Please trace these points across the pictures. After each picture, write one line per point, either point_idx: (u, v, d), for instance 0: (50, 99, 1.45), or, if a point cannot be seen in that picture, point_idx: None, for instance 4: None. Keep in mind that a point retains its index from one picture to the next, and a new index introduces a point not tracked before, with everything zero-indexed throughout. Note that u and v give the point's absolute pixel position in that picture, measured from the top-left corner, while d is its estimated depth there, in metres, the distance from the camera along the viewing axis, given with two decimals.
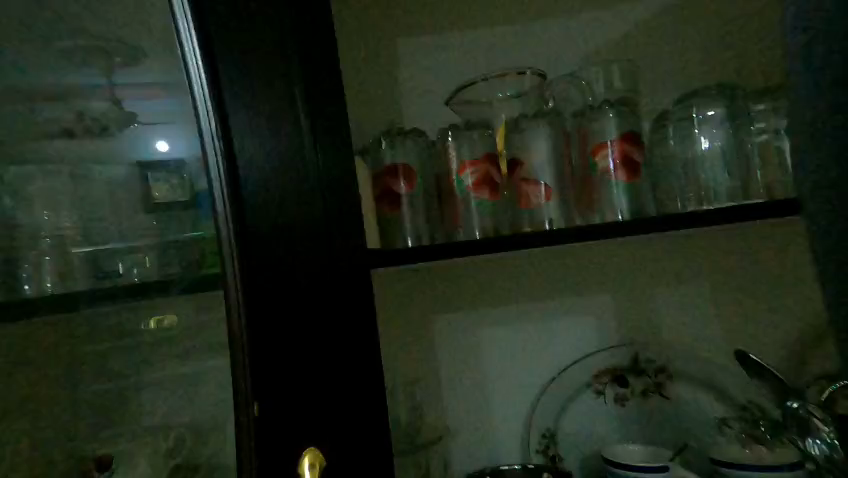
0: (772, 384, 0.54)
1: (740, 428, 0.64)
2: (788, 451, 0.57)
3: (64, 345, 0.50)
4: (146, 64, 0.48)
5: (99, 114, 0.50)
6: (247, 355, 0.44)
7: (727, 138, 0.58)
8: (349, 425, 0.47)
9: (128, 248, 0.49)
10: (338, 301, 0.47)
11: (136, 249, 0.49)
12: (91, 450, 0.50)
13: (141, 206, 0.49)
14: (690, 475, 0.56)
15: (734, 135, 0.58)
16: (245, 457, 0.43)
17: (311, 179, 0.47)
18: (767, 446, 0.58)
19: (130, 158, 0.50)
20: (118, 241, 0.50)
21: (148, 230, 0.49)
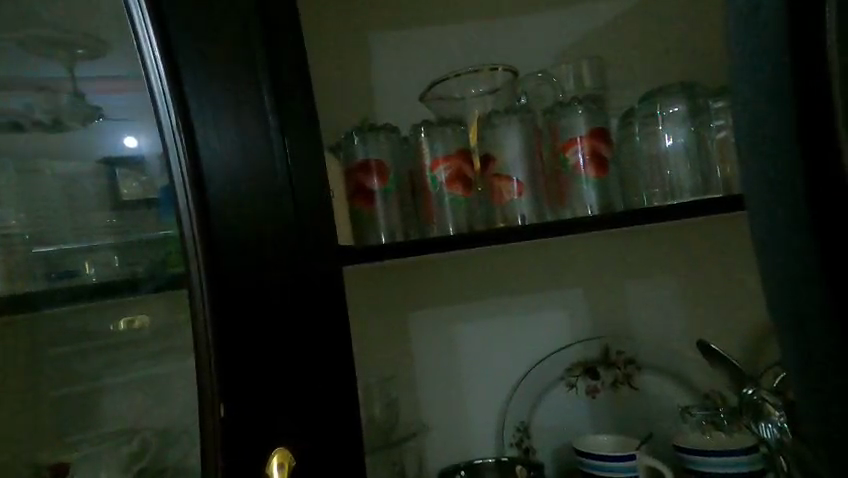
0: (731, 372, 0.56)
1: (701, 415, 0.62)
2: (745, 436, 0.59)
3: (23, 347, 0.48)
4: (108, 57, 0.47)
5: (57, 108, 0.48)
6: (213, 353, 0.44)
7: (690, 135, 0.60)
8: (320, 426, 0.46)
9: (90, 248, 0.48)
10: (308, 299, 0.46)
11: (98, 248, 0.48)
12: (51, 455, 0.48)
13: (105, 204, 0.48)
14: (656, 462, 0.58)
15: (695, 132, 0.60)
16: (212, 455, 0.44)
17: (280, 176, 0.46)
18: (726, 432, 0.60)
19: (92, 154, 0.48)
20: (79, 240, 0.48)
21: (111, 229, 0.48)
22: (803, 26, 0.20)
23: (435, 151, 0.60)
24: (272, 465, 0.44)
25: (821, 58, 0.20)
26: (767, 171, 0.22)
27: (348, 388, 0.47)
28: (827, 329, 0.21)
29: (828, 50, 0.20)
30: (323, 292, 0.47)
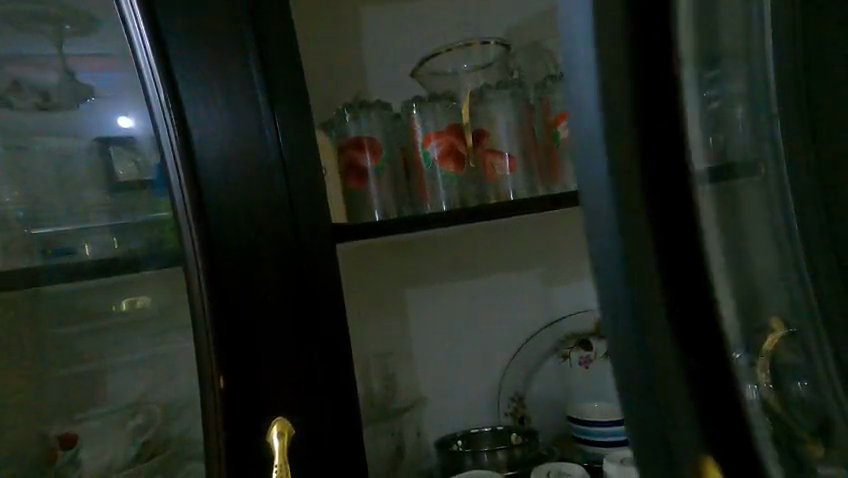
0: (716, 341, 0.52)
1: None
2: None
3: (25, 323, 0.49)
4: (99, 34, 0.46)
5: (51, 87, 0.48)
6: (210, 329, 0.45)
7: None
8: (317, 399, 0.47)
9: (93, 230, 0.48)
10: (303, 274, 0.47)
11: (100, 230, 0.48)
12: (58, 428, 0.49)
13: (104, 184, 0.48)
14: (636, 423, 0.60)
15: None
16: (213, 426, 0.45)
17: (272, 153, 0.47)
18: None
19: (88, 135, 0.48)
20: (81, 222, 0.48)
21: (113, 210, 0.48)
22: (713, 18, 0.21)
23: (426, 127, 0.60)
24: (272, 433, 0.45)
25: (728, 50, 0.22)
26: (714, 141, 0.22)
27: (345, 368, 0.48)
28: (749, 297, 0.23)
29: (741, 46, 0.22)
30: (319, 273, 0.48)
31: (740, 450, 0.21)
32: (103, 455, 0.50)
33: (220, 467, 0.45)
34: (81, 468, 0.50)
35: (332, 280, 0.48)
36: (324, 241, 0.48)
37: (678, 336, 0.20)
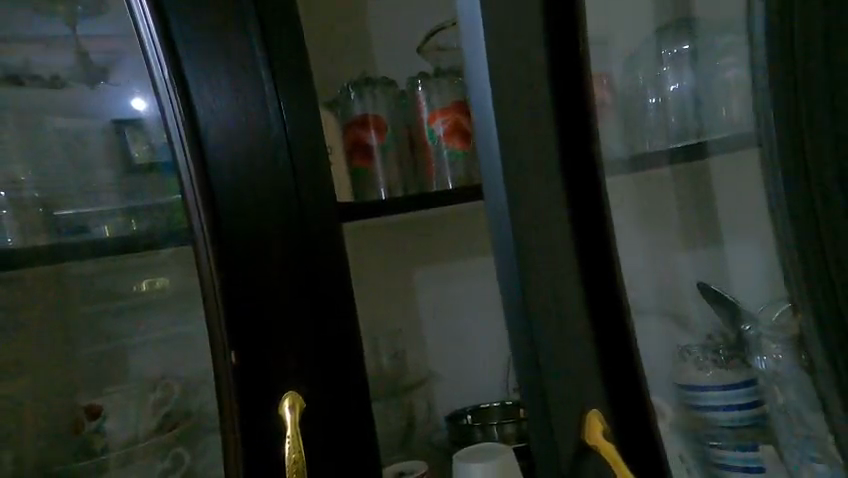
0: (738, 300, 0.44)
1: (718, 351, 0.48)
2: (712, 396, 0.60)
3: (45, 299, 0.51)
4: (113, 15, 0.47)
5: (65, 68, 0.49)
6: (221, 306, 0.46)
7: None
8: (327, 372, 0.48)
9: (113, 212, 0.50)
10: (310, 252, 0.48)
11: (119, 212, 0.49)
12: (83, 400, 0.52)
13: (121, 167, 0.49)
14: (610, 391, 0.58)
15: None
16: (227, 400, 0.47)
17: (276, 131, 0.48)
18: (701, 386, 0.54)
19: (104, 118, 0.49)
20: (102, 204, 0.50)
21: (129, 192, 0.49)
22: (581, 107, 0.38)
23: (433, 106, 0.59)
24: (283, 407, 0.47)
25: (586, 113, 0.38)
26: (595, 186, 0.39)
27: (354, 342, 0.50)
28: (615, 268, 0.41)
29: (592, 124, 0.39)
30: (325, 255, 0.49)
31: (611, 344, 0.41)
32: (126, 425, 0.52)
33: (234, 437, 0.47)
34: (106, 437, 0.52)
35: (338, 264, 0.49)
36: (328, 224, 0.49)
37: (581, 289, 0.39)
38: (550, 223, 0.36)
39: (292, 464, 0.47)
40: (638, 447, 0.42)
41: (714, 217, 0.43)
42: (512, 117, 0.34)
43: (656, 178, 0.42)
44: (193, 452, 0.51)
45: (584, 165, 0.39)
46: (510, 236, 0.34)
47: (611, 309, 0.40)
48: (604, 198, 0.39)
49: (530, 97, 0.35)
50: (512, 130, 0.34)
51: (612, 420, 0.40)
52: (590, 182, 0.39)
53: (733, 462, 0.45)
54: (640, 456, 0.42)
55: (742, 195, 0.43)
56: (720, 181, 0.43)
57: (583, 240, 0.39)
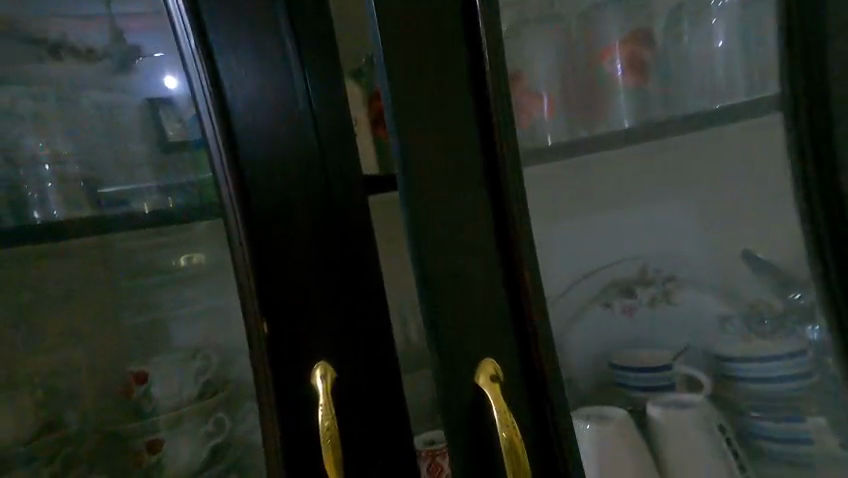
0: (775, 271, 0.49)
1: (744, 322, 0.52)
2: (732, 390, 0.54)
3: (93, 271, 0.54)
4: None
5: (105, 48, 0.51)
6: (252, 280, 0.47)
7: (756, 20, 0.50)
8: (355, 343, 0.49)
9: (153, 189, 0.52)
10: (337, 225, 0.48)
11: (159, 189, 0.52)
12: (130, 366, 0.55)
13: (158, 145, 0.51)
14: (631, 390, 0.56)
15: (762, 17, 0.49)
16: (262, 370, 0.48)
17: (301, 101, 0.48)
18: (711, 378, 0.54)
19: (140, 97, 0.50)
20: (143, 183, 0.52)
21: (167, 170, 0.51)
22: (483, 110, 0.46)
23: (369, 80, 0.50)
24: (315, 376, 0.48)
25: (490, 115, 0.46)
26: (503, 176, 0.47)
27: (381, 313, 0.51)
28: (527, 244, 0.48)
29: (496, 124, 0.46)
30: (353, 227, 0.50)
31: (518, 309, 0.48)
32: (170, 389, 0.55)
33: (270, 403, 0.48)
34: (154, 400, 0.55)
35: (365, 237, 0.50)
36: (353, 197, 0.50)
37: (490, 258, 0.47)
38: (445, 202, 0.45)
39: (326, 432, 0.46)
40: (537, 422, 0.49)
41: (702, 194, 0.51)
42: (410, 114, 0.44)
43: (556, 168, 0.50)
44: (233, 419, 0.53)
45: (488, 157, 0.47)
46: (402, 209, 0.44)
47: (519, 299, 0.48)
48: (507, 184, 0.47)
49: (442, 95, 0.45)
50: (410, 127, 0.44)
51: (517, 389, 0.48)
52: (493, 169, 0.47)
53: (780, 435, 0.52)
54: (537, 425, 0.48)
55: (745, 167, 0.50)
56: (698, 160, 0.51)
57: (497, 240, 0.47)
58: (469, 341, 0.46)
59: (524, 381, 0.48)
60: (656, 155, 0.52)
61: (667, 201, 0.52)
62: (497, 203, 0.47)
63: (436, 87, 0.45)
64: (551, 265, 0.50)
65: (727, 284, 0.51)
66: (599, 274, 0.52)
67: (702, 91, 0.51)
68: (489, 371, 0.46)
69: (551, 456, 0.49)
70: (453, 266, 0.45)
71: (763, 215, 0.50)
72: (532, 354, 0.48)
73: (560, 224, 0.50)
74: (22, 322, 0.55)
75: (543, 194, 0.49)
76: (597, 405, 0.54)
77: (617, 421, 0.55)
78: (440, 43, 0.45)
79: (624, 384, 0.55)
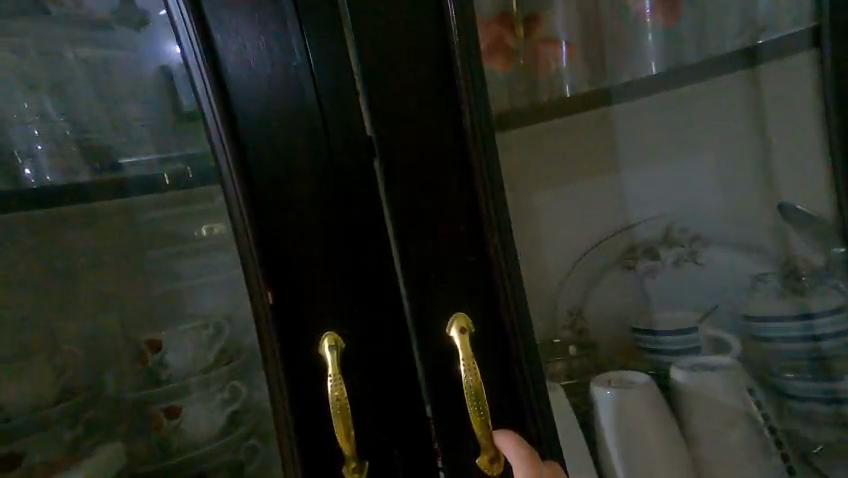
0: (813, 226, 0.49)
1: (778, 278, 0.51)
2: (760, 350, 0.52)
3: (106, 241, 0.54)
4: None
5: (108, 13, 0.50)
6: (255, 248, 0.46)
7: None
8: (362, 314, 0.47)
9: (169, 159, 0.51)
10: (344, 191, 0.46)
11: (172, 158, 0.51)
12: (144, 335, 0.55)
13: (172, 114, 0.49)
14: (658, 356, 0.53)
15: None
16: (268, 342, 0.47)
17: (298, 58, 0.44)
18: (739, 339, 0.52)
19: (153, 65, 0.49)
20: (159, 153, 0.51)
21: (181, 140, 0.50)
22: (444, 73, 0.45)
23: (352, 36, 0.44)
24: (323, 346, 0.47)
25: (452, 78, 0.45)
26: (468, 139, 0.45)
27: (393, 288, 0.47)
28: (500, 210, 0.47)
29: (458, 86, 0.45)
30: (353, 193, 0.46)
31: (486, 277, 0.47)
32: (185, 357, 0.55)
33: (278, 379, 0.47)
34: (170, 368, 0.56)
35: (369, 203, 0.46)
36: (359, 161, 0.46)
37: (463, 225, 0.46)
38: (415, 167, 0.45)
39: (336, 402, 0.46)
40: (503, 393, 0.48)
41: (723, 148, 0.50)
42: (379, 79, 0.44)
43: (543, 130, 0.49)
44: (248, 386, 0.52)
45: (450, 121, 0.45)
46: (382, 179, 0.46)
47: (486, 269, 0.47)
48: (469, 147, 0.45)
49: (421, 59, 0.44)
50: (382, 95, 0.45)
51: (487, 357, 0.47)
52: (456, 133, 0.45)
53: (810, 393, 0.51)
54: (502, 388, 0.47)
55: (766, 120, 0.49)
56: (718, 112, 0.50)
57: (466, 205, 0.46)
58: (437, 301, 0.47)
59: (491, 348, 0.47)
60: (664, 112, 0.50)
61: (689, 154, 0.50)
62: (462, 170, 0.46)
63: (403, 50, 0.44)
64: (551, 230, 0.50)
65: (745, 237, 0.51)
66: (617, 236, 0.52)
67: (728, 31, 0.50)
68: (460, 324, 0.47)
69: (516, 415, 0.48)
70: (427, 230, 0.46)
71: (788, 164, 0.49)
72: (500, 320, 0.47)
73: (556, 188, 0.50)
74: (26, 291, 0.55)
75: (524, 156, 0.49)
76: (617, 369, 0.53)
77: (640, 388, 0.53)
78: (412, 8, 0.44)
79: (648, 348, 0.53)
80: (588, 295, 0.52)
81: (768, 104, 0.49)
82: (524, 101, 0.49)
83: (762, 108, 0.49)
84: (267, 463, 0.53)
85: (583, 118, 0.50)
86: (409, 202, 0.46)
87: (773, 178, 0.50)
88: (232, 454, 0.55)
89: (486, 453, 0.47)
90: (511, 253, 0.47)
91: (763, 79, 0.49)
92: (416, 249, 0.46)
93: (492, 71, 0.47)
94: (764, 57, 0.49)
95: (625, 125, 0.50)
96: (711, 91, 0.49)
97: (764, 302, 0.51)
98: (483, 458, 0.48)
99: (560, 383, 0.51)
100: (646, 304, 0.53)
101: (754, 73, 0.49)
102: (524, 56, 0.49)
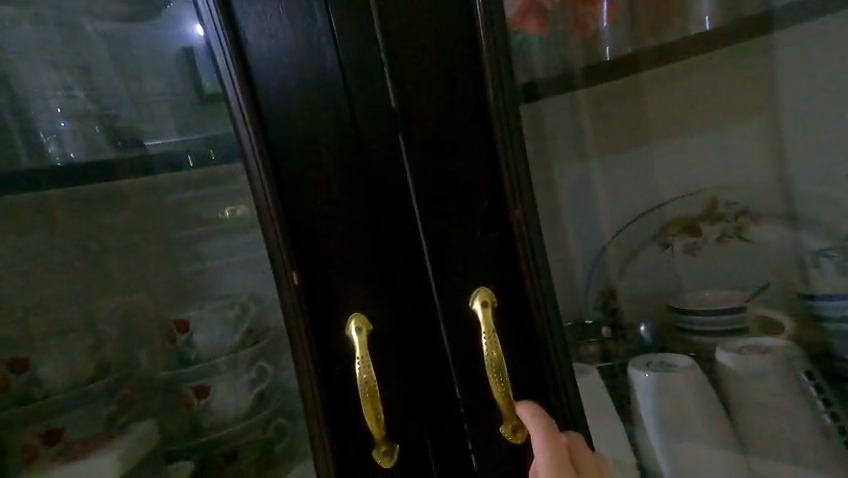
0: None
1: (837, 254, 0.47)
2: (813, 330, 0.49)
3: (132, 222, 0.54)
4: None
5: None
6: (279, 227, 0.44)
7: None
8: (389, 295, 0.46)
9: (192, 141, 0.50)
10: (369, 167, 0.44)
11: (195, 140, 0.50)
12: (171, 315, 0.55)
13: (195, 95, 0.48)
14: (703, 336, 0.50)
15: None
16: (294, 325, 0.46)
17: (321, 28, 0.42)
18: (792, 320, 0.49)
19: (175, 46, 0.48)
20: (182, 136, 0.50)
21: (202, 122, 0.49)
22: (468, 38, 0.42)
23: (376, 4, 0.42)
24: (350, 328, 0.46)
25: (476, 44, 0.42)
26: (492, 107, 0.43)
27: (421, 267, 0.46)
28: (525, 182, 0.44)
29: (482, 51, 0.42)
30: (377, 171, 0.44)
31: (509, 254, 0.45)
32: (212, 337, 0.55)
33: (308, 366, 0.46)
34: (197, 348, 0.56)
35: (393, 181, 0.45)
36: (384, 134, 0.44)
37: (488, 199, 0.44)
38: (438, 138, 0.43)
39: (365, 385, 0.45)
40: (524, 367, 0.46)
41: (774, 114, 0.46)
42: (402, 46, 0.42)
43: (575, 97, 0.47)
44: (275, 367, 0.52)
45: (473, 88, 0.43)
46: (406, 153, 0.44)
47: (511, 246, 0.45)
48: (493, 116, 0.43)
49: (448, 25, 0.42)
50: (406, 65, 0.43)
51: (510, 334, 0.46)
52: (480, 100, 0.43)
53: None
54: (526, 364, 0.46)
55: (824, 84, 0.45)
56: (771, 76, 0.46)
57: (488, 177, 0.44)
58: (463, 278, 0.45)
59: (514, 324, 0.46)
60: (706, 77, 0.47)
61: (736, 122, 0.47)
62: (485, 141, 0.43)
63: (427, 16, 0.42)
64: (581, 206, 0.47)
65: (799, 209, 0.47)
66: (655, 213, 0.49)
67: None
68: (483, 298, 0.45)
69: (541, 389, 0.47)
70: (451, 205, 0.44)
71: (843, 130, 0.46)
72: (525, 295, 0.45)
73: (588, 160, 0.48)
74: (58, 271, 0.56)
75: (554, 124, 0.46)
76: (658, 352, 0.51)
77: (683, 371, 0.51)
78: None
79: (691, 329, 0.50)
80: (623, 275, 0.50)
81: (827, 65, 0.45)
82: (559, 67, 0.46)
83: (820, 71, 0.45)
84: (295, 443, 0.53)
85: (615, 86, 0.47)
86: (432, 176, 0.44)
87: (827, 145, 0.46)
88: (261, 433, 0.55)
89: (511, 422, 0.47)
90: (537, 227, 0.45)
91: (824, 37, 0.45)
92: (440, 226, 0.45)
93: (524, 37, 0.44)
94: (825, 10, 0.45)
95: (663, 93, 0.47)
96: (762, 52, 0.46)
97: (820, 278, 0.48)
98: (505, 427, 0.47)
99: (596, 366, 0.49)
100: (689, 284, 0.49)
101: (812, 30, 0.45)
102: (560, 18, 0.46)
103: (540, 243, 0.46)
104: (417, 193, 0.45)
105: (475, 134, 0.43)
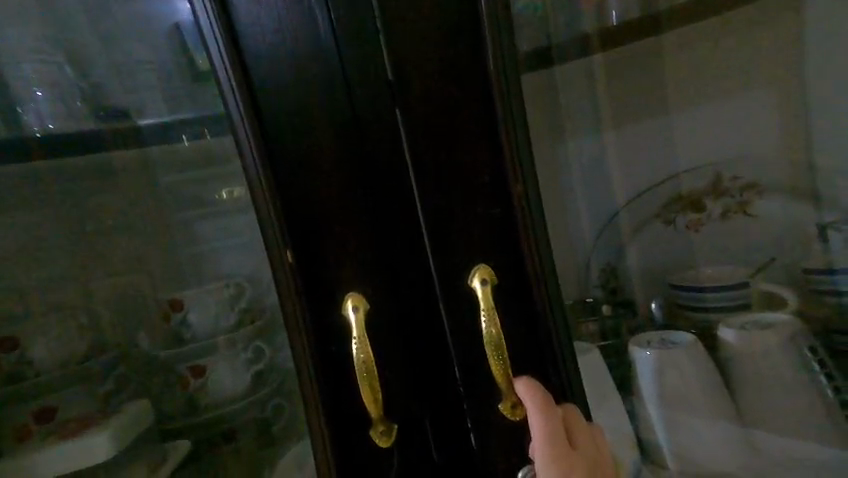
0: None
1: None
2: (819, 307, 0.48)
3: (122, 199, 0.52)
4: None
5: None
6: (271, 203, 0.43)
7: None
8: (386, 272, 0.45)
9: (186, 120, 0.48)
10: (364, 140, 0.43)
11: (190, 120, 0.48)
12: (164, 295, 0.54)
13: (189, 73, 0.46)
14: (705, 313, 0.50)
15: None
16: (289, 306, 0.45)
17: None
18: (797, 296, 0.48)
19: (169, 20, 0.46)
20: (176, 115, 0.49)
21: (197, 101, 0.47)
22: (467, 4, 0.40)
23: None
24: (347, 307, 0.45)
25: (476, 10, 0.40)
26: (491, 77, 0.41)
27: (418, 244, 0.45)
28: (525, 156, 0.43)
29: (482, 19, 0.40)
30: (374, 146, 0.43)
31: (508, 230, 0.44)
32: (207, 317, 0.54)
33: (304, 348, 0.45)
34: (192, 328, 0.55)
35: (390, 155, 0.43)
36: (379, 106, 0.42)
37: (487, 173, 0.43)
38: (436, 111, 0.42)
39: (363, 365, 0.44)
40: (523, 342, 0.46)
41: (783, 84, 0.45)
42: (399, 13, 0.41)
43: (576, 67, 0.45)
44: (271, 346, 0.51)
45: (472, 58, 0.41)
46: (402, 125, 0.43)
47: (510, 221, 0.44)
48: (492, 87, 0.41)
49: None
50: (403, 33, 0.41)
51: (508, 309, 0.45)
52: (479, 70, 0.41)
53: None
54: (524, 339, 0.46)
55: (836, 53, 0.44)
56: (781, 44, 0.44)
57: (487, 150, 0.43)
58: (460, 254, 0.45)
59: (512, 300, 0.45)
60: (715, 45, 0.45)
61: (744, 93, 0.45)
62: (485, 114, 0.42)
63: None
64: (582, 181, 0.46)
65: (807, 184, 0.46)
66: (658, 188, 0.48)
67: None
68: (482, 276, 0.44)
69: (539, 364, 0.47)
70: (449, 180, 0.43)
71: None
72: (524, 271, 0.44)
73: (590, 133, 0.46)
74: (45, 249, 0.55)
75: (554, 95, 0.45)
76: (659, 329, 0.50)
77: (685, 348, 0.50)
78: None
79: (692, 305, 0.49)
80: (626, 251, 0.48)
81: (841, 32, 0.43)
82: (562, 35, 0.44)
83: (834, 39, 0.44)
84: (292, 422, 0.53)
85: (619, 55, 0.45)
86: (429, 149, 0.43)
87: (840, 116, 0.44)
88: (257, 412, 0.55)
89: (510, 399, 0.46)
90: (538, 203, 0.44)
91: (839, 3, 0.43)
92: (438, 201, 0.44)
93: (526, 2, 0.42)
94: None
95: (668, 64, 0.45)
96: (774, 18, 0.44)
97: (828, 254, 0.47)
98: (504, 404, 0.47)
99: (596, 343, 0.49)
100: (691, 261, 0.49)
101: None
102: None
103: (542, 220, 0.44)
104: (414, 168, 0.43)
105: (474, 106, 0.42)
